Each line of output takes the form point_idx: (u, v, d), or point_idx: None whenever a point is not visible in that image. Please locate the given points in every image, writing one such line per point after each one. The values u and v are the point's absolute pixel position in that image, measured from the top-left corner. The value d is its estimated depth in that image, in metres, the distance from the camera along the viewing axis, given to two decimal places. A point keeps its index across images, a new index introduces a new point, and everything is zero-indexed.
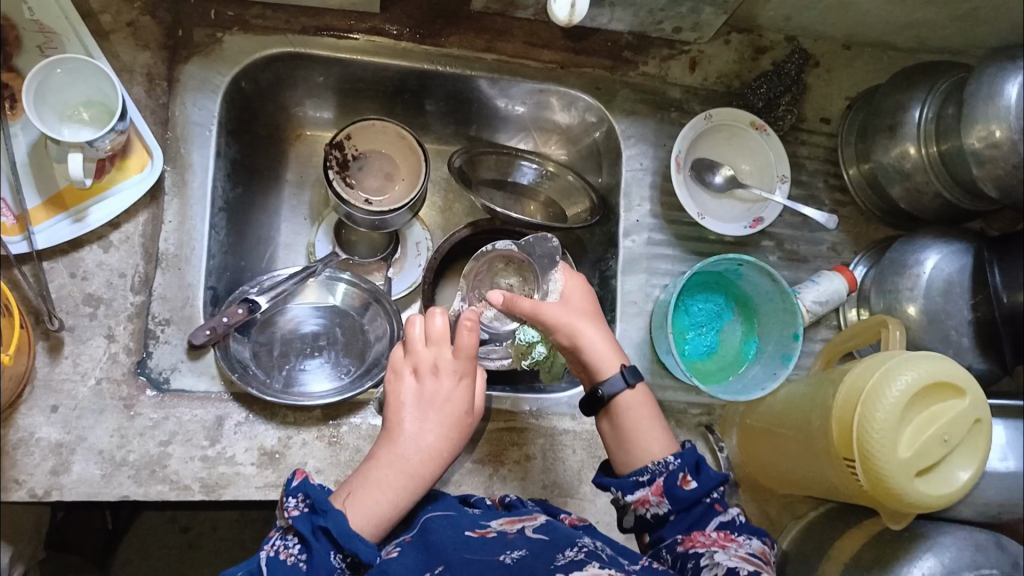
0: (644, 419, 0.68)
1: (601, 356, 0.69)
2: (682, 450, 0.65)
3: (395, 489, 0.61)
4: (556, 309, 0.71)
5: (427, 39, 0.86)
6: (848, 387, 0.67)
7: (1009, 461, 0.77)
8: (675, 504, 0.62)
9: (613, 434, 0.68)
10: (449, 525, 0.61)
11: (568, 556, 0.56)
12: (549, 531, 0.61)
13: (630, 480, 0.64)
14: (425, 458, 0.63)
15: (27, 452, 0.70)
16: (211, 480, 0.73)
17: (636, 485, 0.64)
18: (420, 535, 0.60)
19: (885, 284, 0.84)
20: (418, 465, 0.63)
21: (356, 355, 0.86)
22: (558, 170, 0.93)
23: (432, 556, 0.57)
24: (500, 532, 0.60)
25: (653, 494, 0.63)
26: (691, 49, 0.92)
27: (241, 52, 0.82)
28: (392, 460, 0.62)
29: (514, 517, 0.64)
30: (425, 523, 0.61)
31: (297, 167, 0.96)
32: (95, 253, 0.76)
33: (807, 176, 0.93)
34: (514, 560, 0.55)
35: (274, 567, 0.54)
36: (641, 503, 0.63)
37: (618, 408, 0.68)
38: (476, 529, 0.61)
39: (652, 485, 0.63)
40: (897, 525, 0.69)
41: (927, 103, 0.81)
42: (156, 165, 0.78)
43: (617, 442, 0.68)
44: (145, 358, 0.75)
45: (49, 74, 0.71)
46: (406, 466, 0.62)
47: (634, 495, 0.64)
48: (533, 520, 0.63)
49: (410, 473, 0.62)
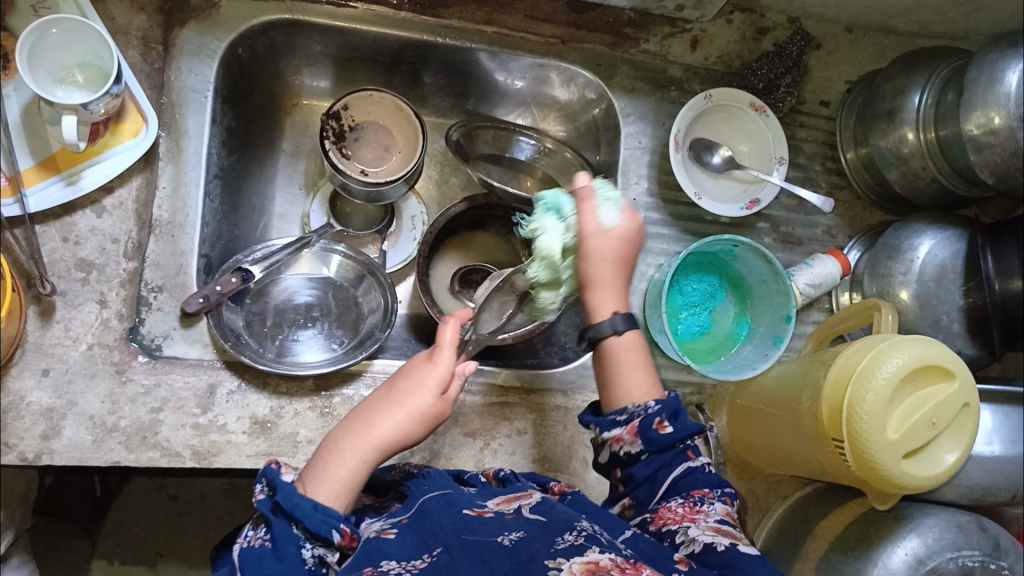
0: (632, 363, 0.68)
1: (616, 302, 0.69)
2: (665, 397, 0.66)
3: (351, 460, 0.61)
4: (593, 255, 0.68)
5: (428, 10, 0.85)
6: (840, 367, 0.68)
7: (994, 445, 0.78)
8: (649, 445, 0.63)
9: (600, 374, 0.69)
10: (446, 505, 0.60)
11: (568, 540, 0.56)
12: (546, 511, 0.60)
13: (609, 418, 0.66)
14: (385, 427, 0.62)
15: (18, 416, 0.69)
16: (202, 447, 0.72)
17: (613, 423, 0.66)
18: (417, 516, 0.59)
19: (878, 268, 0.85)
20: (375, 432, 0.62)
21: (350, 327, 0.86)
22: (556, 146, 0.93)
23: (427, 538, 0.57)
24: (497, 513, 0.60)
25: (627, 434, 0.64)
26: (693, 28, 0.91)
27: (237, 18, 0.81)
28: (352, 430, 0.62)
29: (509, 496, 0.64)
30: (423, 505, 0.60)
31: (293, 136, 0.95)
32: (88, 217, 0.75)
33: (805, 159, 0.93)
34: (512, 543, 0.56)
35: (242, 556, 0.55)
36: (616, 441, 0.65)
37: (607, 348, 0.68)
38: (474, 508, 0.61)
39: (627, 424, 0.65)
40: (882, 506, 0.70)
41: (927, 88, 0.81)
42: (149, 131, 0.77)
43: (604, 382, 0.69)
44: (137, 324, 0.75)
45: (44, 34, 0.70)
46: (365, 434, 0.62)
47: (611, 432, 0.66)
48: (529, 498, 0.63)
49: (369, 441, 0.61)
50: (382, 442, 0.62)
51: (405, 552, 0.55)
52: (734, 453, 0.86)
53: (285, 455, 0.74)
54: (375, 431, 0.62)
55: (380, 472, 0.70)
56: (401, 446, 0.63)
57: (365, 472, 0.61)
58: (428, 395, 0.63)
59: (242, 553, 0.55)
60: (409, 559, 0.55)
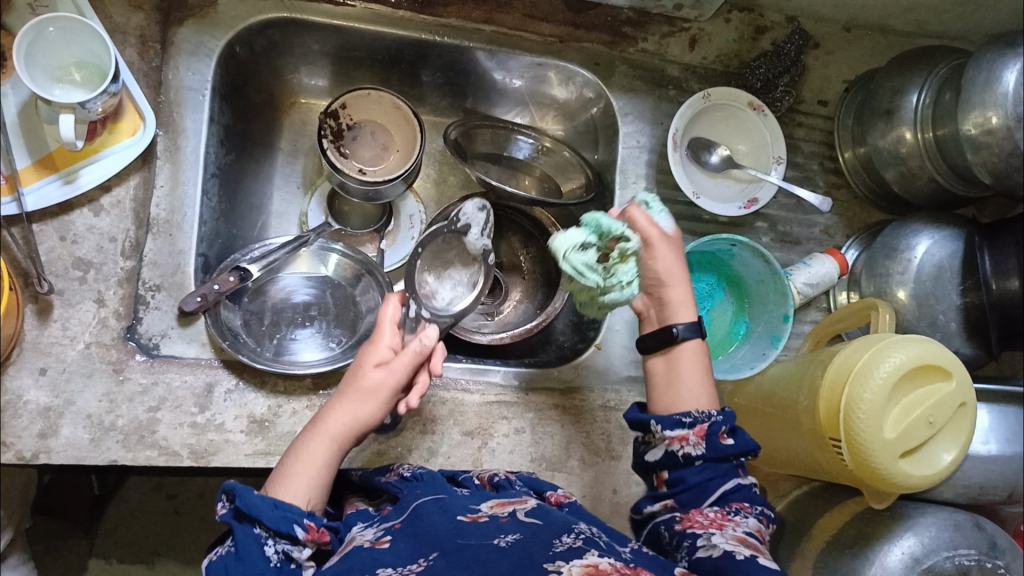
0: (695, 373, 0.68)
1: (688, 303, 0.70)
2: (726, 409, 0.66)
3: (311, 458, 0.61)
4: (662, 258, 0.69)
5: (425, 9, 0.85)
6: (837, 366, 0.68)
7: (992, 444, 0.78)
8: (709, 451, 0.64)
9: (664, 374, 0.69)
10: (441, 509, 0.60)
11: (565, 543, 0.56)
12: (541, 515, 0.60)
13: (671, 418, 0.65)
14: (337, 421, 0.61)
15: (15, 415, 0.69)
16: (200, 446, 0.72)
17: (676, 424, 0.65)
18: (412, 521, 0.60)
19: (876, 267, 0.85)
20: (329, 427, 0.61)
21: (348, 326, 0.86)
22: (554, 146, 0.92)
23: (422, 543, 0.57)
24: (491, 517, 0.60)
25: (693, 435, 0.64)
26: (691, 27, 0.91)
27: (235, 17, 0.81)
28: (312, 426, 0.62)
29: (503, 500, 0.63)
30: (416, 509, 0.61)
31: (291, 135, 0.95)
32: (85, 216, 0.75)
33: (803, 158, 0.93)
34: (508, 544, 0.56)
35: (214, 566, 0.56)
36: (677, 441, 0.65)
37: (679, 351, 0.69)
38: (468, 512, 0.61)
39: (694, 426, 0.64)
40: (879, 505, 0.70)
41: (924, 88, 0.81)
42: (147, 129, 0.77)
43: (667, 385, 0.69)
44: (135, 324, 0.75)
45: (41, 33, 0.70)
46: (319, 431, 0.61)
47: (673, 431, 0.65)
48: (524, 503, 0.63)
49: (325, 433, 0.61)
50: (339, 428, 0.61)
51: (400, 559, 0.56)
52: None
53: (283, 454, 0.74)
54: (329, 422, 0.61)
55: (376, 475, 0.70)
56: (360, 433, 0.62)
57: (329, 465, 0.61)
58: (374, 375, 0.61)
59: (210, 564, 0.56)
60: (404, 565, 0.55)
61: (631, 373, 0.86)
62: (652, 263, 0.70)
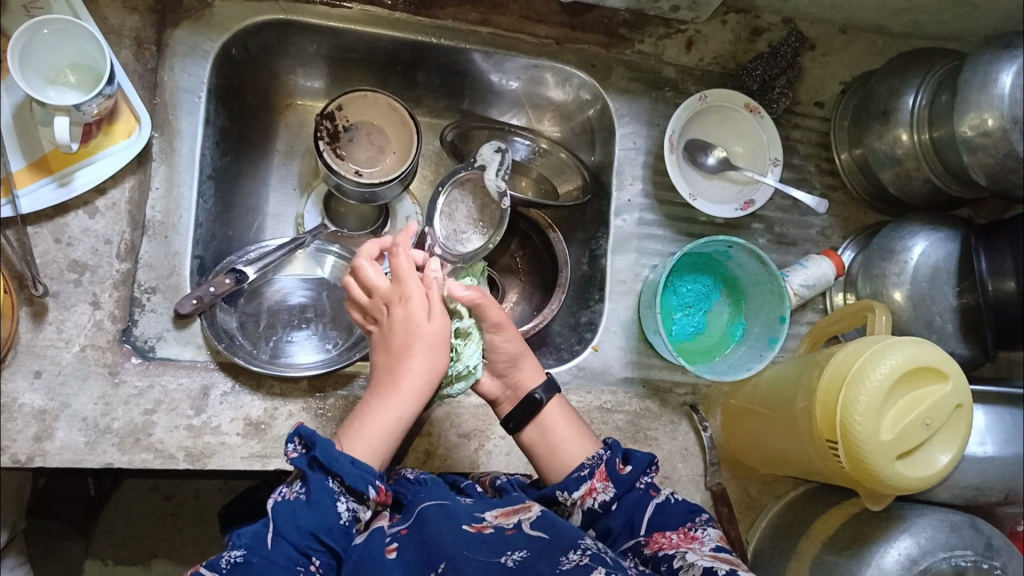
0: (564, 426, 0.71)
1: (538, 370, 0.72)
2: (610, 445, 0.69)
3: (394, 420, 0.63)
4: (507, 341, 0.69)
5: (422, 10, 0.85)
6: (834, 368, 0.68)
7: (988, 445, 0.78)
8: (618, 488, 0.66)
9: (541, 442, 0.70)
10: (446, 516, 0.59)
11: (572, 561, 0.55)
12: (547, 527, 0.59)
13: (573, 478, 0.65)
14: (412, 377, 0.64)
15: (10, 418, 0.69)
16: (196, 449, 0.72)
17: (579, 481, 0.65)
18: (418, 528, 0.59)
19: (872, 268, 0.85)
20: (407, 388, 0.63)
21: (344, 328, 0.85)
22: (551, 147, 0.91)
23: (429, 553, 0.57)
24: (497, 527, 0.59)
25: (598, 481, 0.66)
26: (688, 29, 0.91)
27: (231, 18, 0.80)
28: (383, 386, 0.64)
29: (508, 508, 0.62)
30: (422, 514, 0.60)
31: (287, 137, 0.95)
32: (80, 218, 0.75)
33: (799, 159, 0.93)
34: (516, 564, 0.56)
35: (277, 508, 0.56)
36: (587, 495, 0.65)
37: (546, 416, 0.70)
38: (472, 522, 0.59)
39: (595, 474, 0.66)
40: (876, 506, 0.70)
41: (921, 89, 0.81)
42: (143, 131, 0.77)
43: (548, 449, 0.69)
44: (130, 326, 0.75)
45: (35, 35, 0.70)
46: (397, 391, 0.63)
47: (580, 489, 0.65)
48: (528, 512, 0.61)
49: (408, 397, 0.63)
50: (417, 387, 0.64)
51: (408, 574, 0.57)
52: (729, 453, 0.86)
53: (279, 456, 0.74)
54: (405, 386, 0.63)
55: None
56: (428, 393, 0.65)
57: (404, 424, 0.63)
58: (432, 328, 0.65)
59: (276, 506, 0.56)
60: None
61: (628, 374, 0.86)
62: (499, 345, 0.69)
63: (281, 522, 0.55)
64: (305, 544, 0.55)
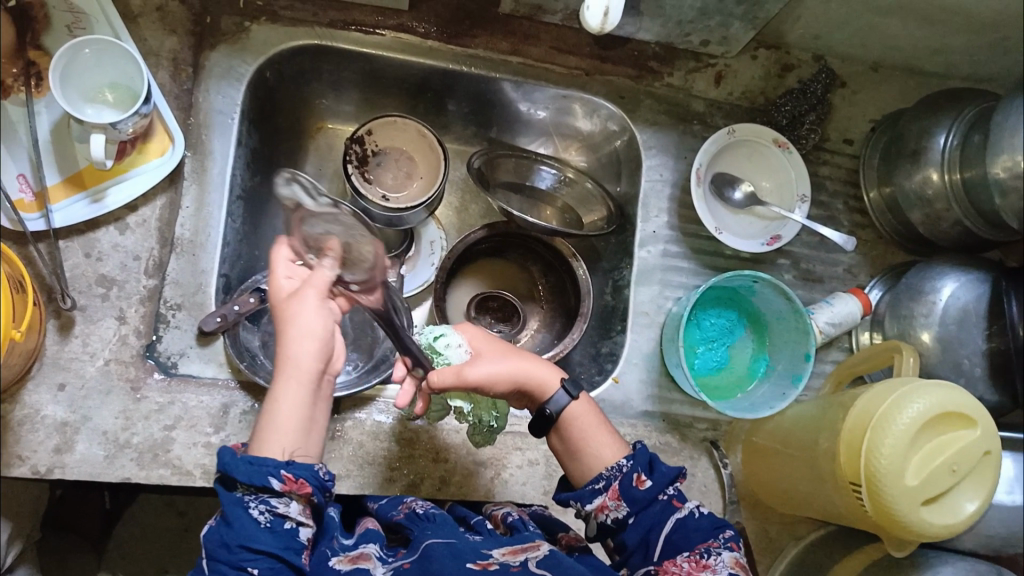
0: (589, 428, 0.69)
1: (544, 379, 0.69)
2: (634, 452, 0.66)
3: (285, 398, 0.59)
4: (501, 382, 0.67)
5: (454, 39, 0.86)
6: (859, 410, 0.66)
7: (1016, 494, 0.76)
8: (631, 505, 0.63)
9: (565, 447, 0.69)
10: (452, 555, 0.58)
11: None
12: (552, 567, 0.57)
13: (587, 490, 0.65)
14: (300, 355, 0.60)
15: (32, 429, 0.69)
16: (213, 467, 0.72)
17: (593, 493, 0.65)
18: (421, 563, 0.58)
19: (899, 308, 0.83)
20: (295, 364, 0.60)
21: (365, 350, 0.86)
22: (576, 176, 0.92)
23: None
24: (502, 564, 0.58)
25: (610, 499, 0.64)
26: (717, 63, 0.92)
27: (267, 43, 0.82)
28: (280, 378, 0.60)
29: (517, 547, 0.61)
30: (426, 551, 0.59)
31: (316, 160, 0.95)
32: (111, 234, 0.76)
33: (827, 197, 0.93)
34: None
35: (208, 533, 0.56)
36: (601, 510, 0.65)
37: (566, 421, 0.69)
38: (477, 561, 0.58)
39: (607, 490, 0.64)
40: (899, 553, 0.68)
41: (952, 130, 0.80)
42: (176, 150, 0.78)
43: (572, 454, 0.69)
44: (154, 341, 0.76)
45: (77, 54, 0.72)
46: (285, 368, 0.60)
47: (593, 503, 0.65)
48: (536, 551, 0.60)
49: (298, 370, 0.60)
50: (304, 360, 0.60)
51: None
52: (749, 491, 0.84)
53: None
54: (293, 361, 0.60)
55: (389, 510, 0.70)
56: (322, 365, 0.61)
57: (312, 402, 0.61)
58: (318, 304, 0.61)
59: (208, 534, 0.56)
60: None
61: (648, 408, 0.85)
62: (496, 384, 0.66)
63: (212, 548, 0.54)
64: (240, 560, 0.54)
